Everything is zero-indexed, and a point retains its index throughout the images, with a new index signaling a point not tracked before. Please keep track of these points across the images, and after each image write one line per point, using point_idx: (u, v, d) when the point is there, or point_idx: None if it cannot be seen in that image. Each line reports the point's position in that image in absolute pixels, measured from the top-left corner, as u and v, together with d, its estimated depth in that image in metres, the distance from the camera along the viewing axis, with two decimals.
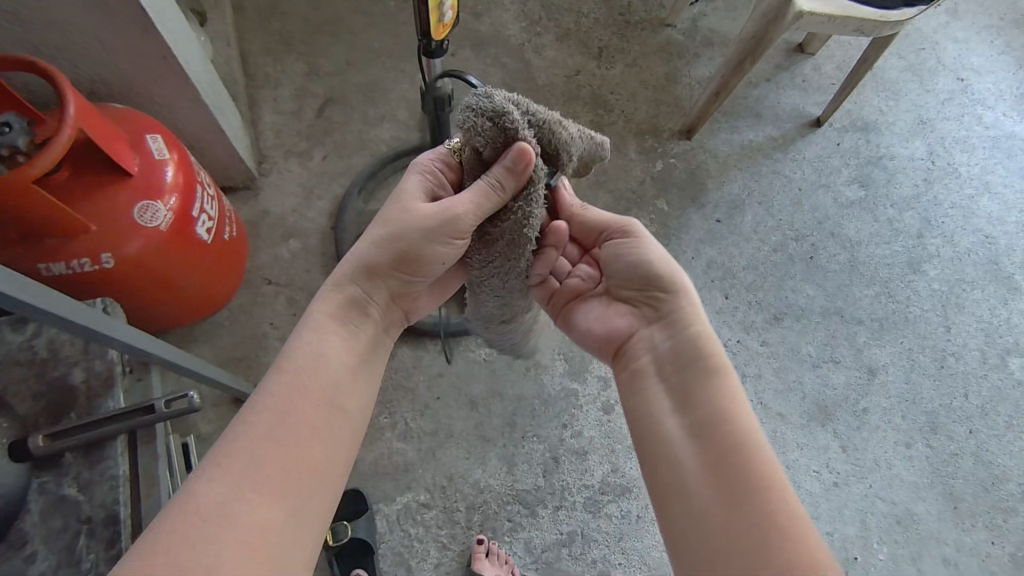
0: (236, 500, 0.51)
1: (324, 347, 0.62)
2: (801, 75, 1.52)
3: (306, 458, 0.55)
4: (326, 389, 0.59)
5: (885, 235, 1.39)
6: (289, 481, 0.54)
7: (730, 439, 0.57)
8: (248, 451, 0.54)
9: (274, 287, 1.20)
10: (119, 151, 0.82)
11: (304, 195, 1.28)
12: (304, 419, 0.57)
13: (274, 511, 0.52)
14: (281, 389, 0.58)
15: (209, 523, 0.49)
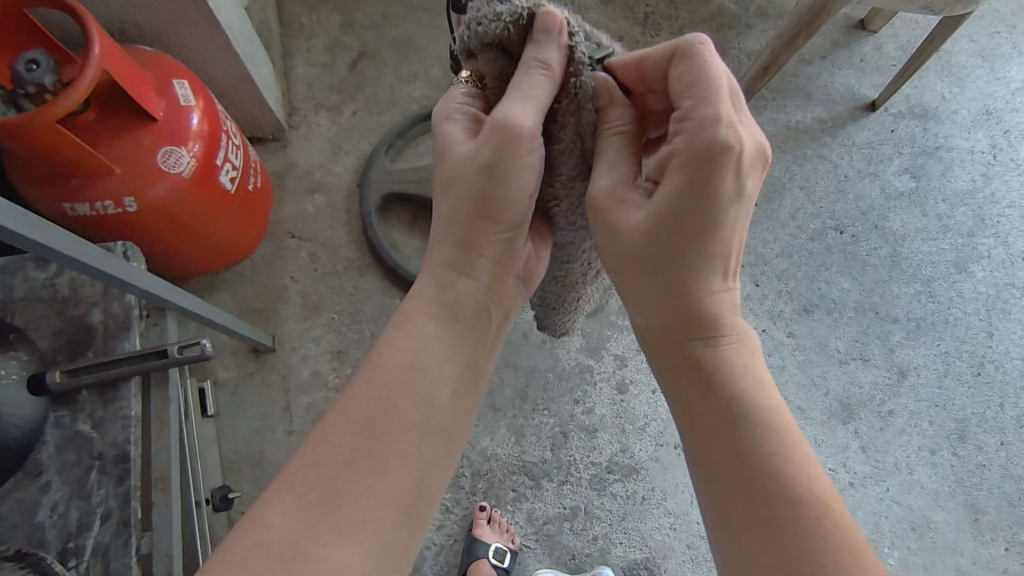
0: (312, 537, 0.48)
1: (426, 354, 0.57)
2: (860, 54, 1.42)
3: (387, 492, 0.51)
4: (414, 412, 0.54)
5: (932, 231, 1.32)
6: (367, 517, 0.50)
7: (749, 475, 0.49)
8: (326, 484, 0.50)
9: (297, 241, 1.20)
10: (144, 94, 0.82)
11: (332, 150, 1.26)
12: (389, 443, 0.52)
13: (353, 554, 0.48)
14: (366, 405, 0.53)
15: (275, 562, 0.47)
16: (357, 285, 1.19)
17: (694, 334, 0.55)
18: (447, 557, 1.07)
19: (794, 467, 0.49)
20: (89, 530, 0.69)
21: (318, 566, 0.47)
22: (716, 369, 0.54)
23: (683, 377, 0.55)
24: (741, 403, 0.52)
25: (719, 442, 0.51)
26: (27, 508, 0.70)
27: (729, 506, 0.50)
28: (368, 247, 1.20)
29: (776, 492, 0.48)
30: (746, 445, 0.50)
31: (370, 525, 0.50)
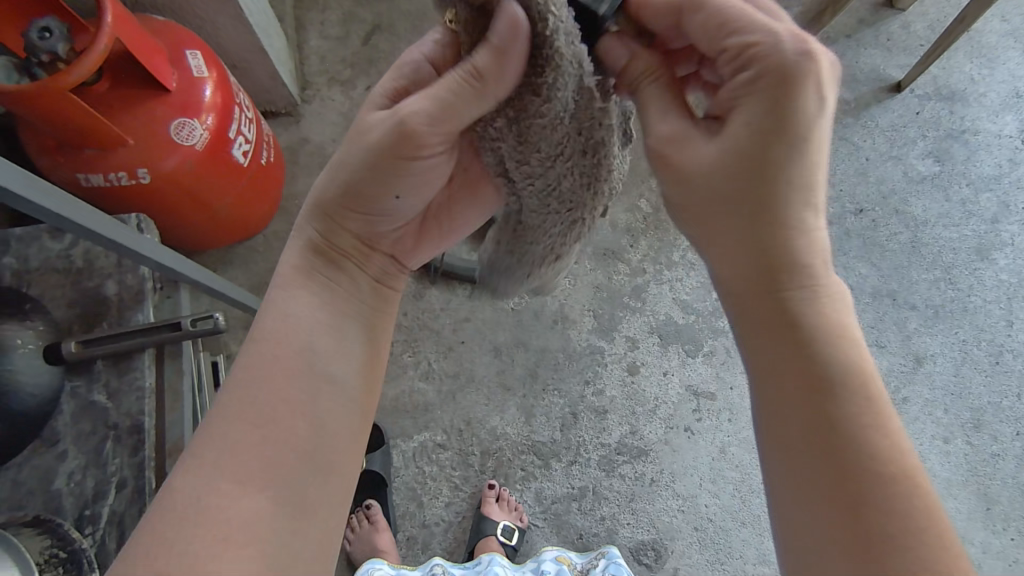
0: (212, 492, 0.49)
1: (308, 312, 0.57)
2: (886, 33, 1.38)
3: (288, 439, 0.52)
4: (297, 361, 0.55)
5: (955, 216, 1.29)
6: (267, 465, 0.51)
7: (843, 441, 0.47)
8: (220, 444, 0.51)
9: None
10: (156, 64, 0.81)
11: (345, 126, 1.25)
12: (275, 394, 0.53)
13: (259, 499, 0.50)
14: (246, 366, 0.54)
15: (182, 521, 0.48)
16: None
17: (778, 280, 0.51)
18: (455, 534, 1.08)
19: (884, 440, 0.47)
20: (105, 499, 0.70)
21: (228, 514, 0.49)
22: (812, 322, 0.50)
23: (774, 329, 0.51)
24: (832, 363, 0.49)
25: (812, 403, 0.48)
26: (43, 475, 0.71)
27: (806, 470, 0.48)
28: None
29: (858, 461, 0.46)
30: (839, 410, 0.47)
31: (276, 470, 0.51)
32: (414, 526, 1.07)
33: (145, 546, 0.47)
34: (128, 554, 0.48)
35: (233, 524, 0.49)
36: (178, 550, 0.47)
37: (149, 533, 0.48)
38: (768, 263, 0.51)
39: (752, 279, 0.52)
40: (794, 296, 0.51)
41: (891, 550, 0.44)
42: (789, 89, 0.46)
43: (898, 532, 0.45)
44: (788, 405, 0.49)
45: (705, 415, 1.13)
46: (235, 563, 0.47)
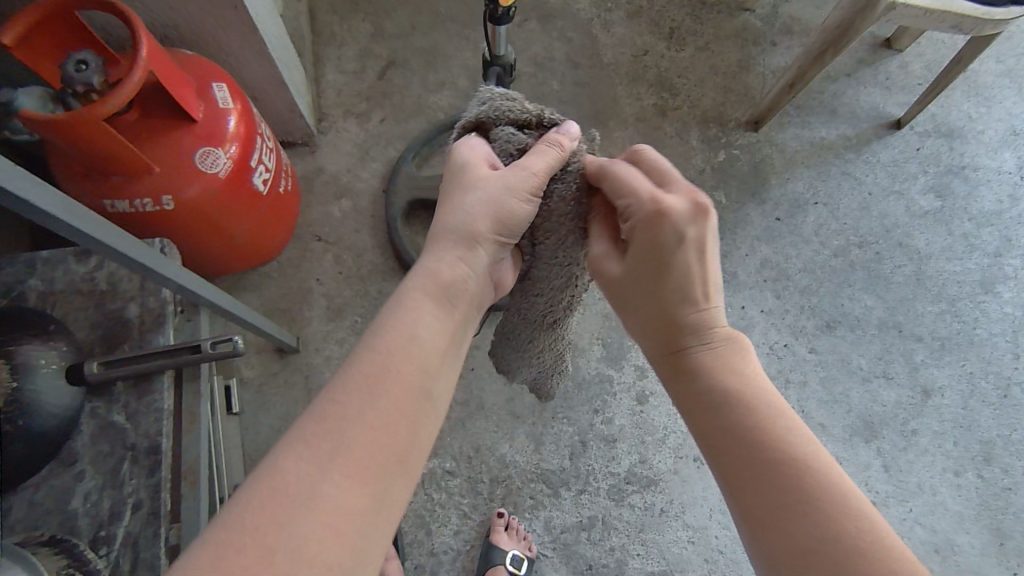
0: (322, 481, 0.47)
1: (422, 327, 0.57)
2: (885, 72, 1.43)
3: (390, 445, 0.50)
4: (414, 372, 0.54)
5: (958, 250, 1.31)
6: (372, 467, 0.49)
7: (756, 473, 0.51)
8: (334, 433, 0.49)
9: (323, 244, 1.22)
10: (185, 97, 0.84)
11: (360, 156, 1.29)
12: (393, 399, 0.52)
13: (358, 496, 0.47)
14: (367, 363, 0.53)
15: (291, 505, 0.45)
16: (381, 289, 1.20)
17: (681, 342, 0.59)
18: (463, 563, 1.07)
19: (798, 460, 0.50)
20: (120, 520, 0.71)
21: (330, 510, 0.46)
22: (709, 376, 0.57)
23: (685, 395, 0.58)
24: (731, 408, 0.55)
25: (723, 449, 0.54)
26: (60, 496, 0.71)
27: (745, 501, 0.51)
28: (393, 251, 1.22)
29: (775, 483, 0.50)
30: (743, 444, 0.52)
31: (376, 474, 0.49)
32: (422, 555, 1.06)
33: (248, 526, 0.44)
34: (224, 531, 0.44)
35: (333, 521, 0.45)
36: (277, 540, 0.44)
37: (251, 519, 0.44)
38: (673, 332, 0.59)
39: (665, 347, 0.60)
40: (697, 354, 0.58)
41: (826, 559, 0.46)
42: (644, 213, 0.57)
43: (823, 538, 0.46)
44: (712, 453, 0.55)
45: None
46: (333, 562, 0.44)
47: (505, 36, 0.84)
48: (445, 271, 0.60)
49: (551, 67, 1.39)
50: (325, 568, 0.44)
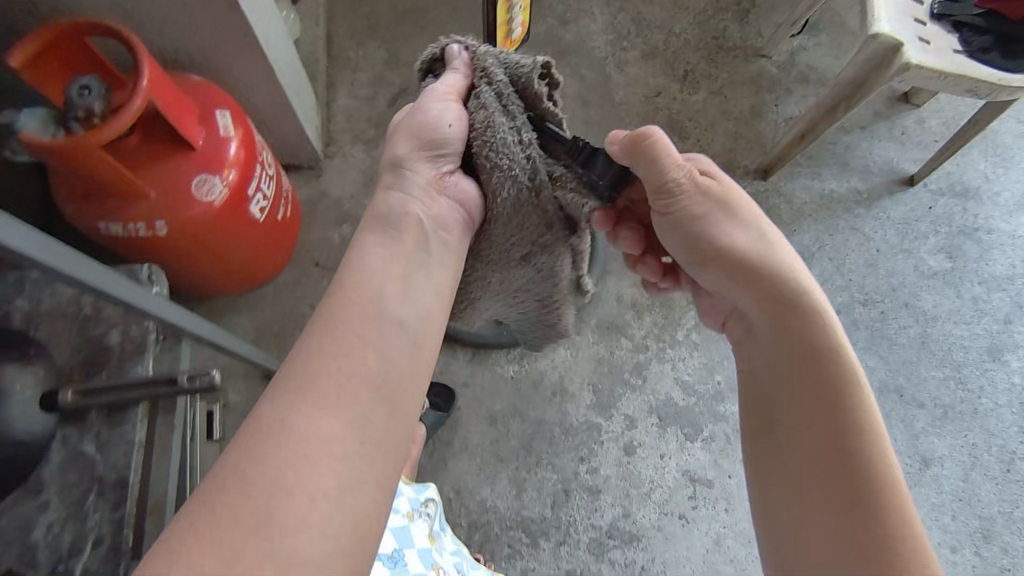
0: (294, 415, 0.52)
1: (384, 266, 0.62)
2: (901, 126, 1.41)
3: (357, 373, 0.55)
4: (373, 302, 0.59)
5: (966, 314, 1.27)
6: (343, 394, 0.53)
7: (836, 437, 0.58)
8: (299, 372, 0.54)
9: (320, 270, 1.22)
10: (186, 124, 0.84)
11: (364, 182, 1.29)
12: (349, 322, 0.58)
13: (333, 424, 0.52)
14: (339, 298, 0.59)
15: (271, 447, 0.50)
16: None
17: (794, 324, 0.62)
18: None
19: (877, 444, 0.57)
20: (81, 555, 0.70)
21: (308, 439, 0.51)
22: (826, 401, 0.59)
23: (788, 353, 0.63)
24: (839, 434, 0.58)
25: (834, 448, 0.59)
26: (23, 525, 0.71)
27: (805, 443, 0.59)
28: None
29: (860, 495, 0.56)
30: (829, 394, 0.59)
31: (346, 402, 0.53)
32: None
33: (238, 470, 0.49)
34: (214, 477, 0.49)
35: (311, 448, 0.50)
36: (266, 468, 0.49)
37: (234, 460, 0.50)
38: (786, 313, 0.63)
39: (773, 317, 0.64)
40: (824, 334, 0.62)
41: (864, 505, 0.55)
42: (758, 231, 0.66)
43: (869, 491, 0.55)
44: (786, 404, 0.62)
45: (702, 502, 1.11)
46: (318, 484, 0.49)
47: None
48: (395, 202, 0.67)
49: (562, 103, 1.39)
50: (308, 496, 0.49)
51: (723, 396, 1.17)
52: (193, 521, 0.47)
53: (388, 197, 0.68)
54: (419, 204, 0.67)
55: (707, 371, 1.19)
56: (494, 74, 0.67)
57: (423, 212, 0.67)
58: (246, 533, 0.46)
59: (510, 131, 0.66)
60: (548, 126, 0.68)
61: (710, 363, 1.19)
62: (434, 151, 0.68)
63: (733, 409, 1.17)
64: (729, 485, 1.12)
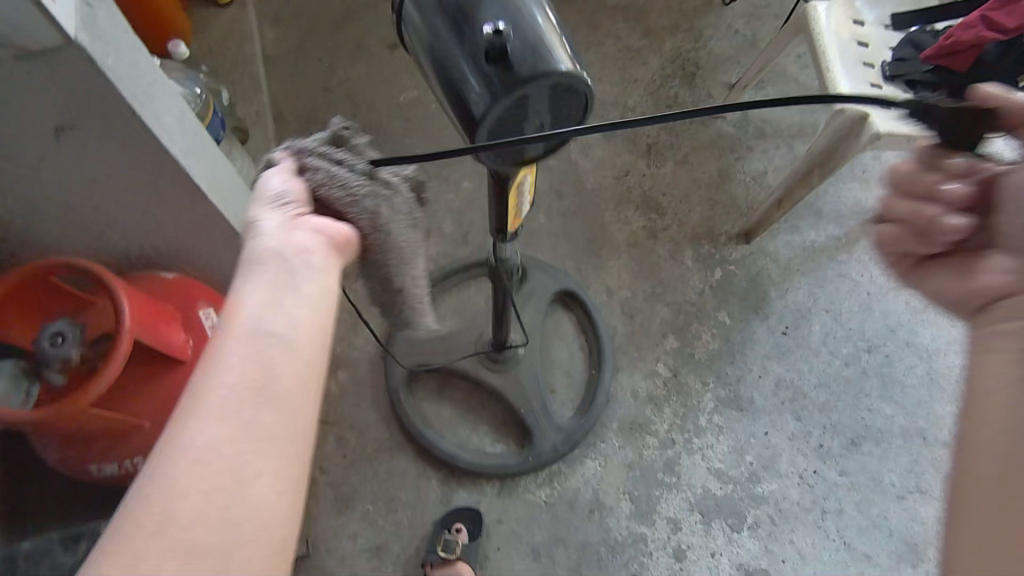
0: (173, 453, 0.46)
1: (246, 298, 0.52)
2: (862, 165, 1.44)
3: (232, 396, 0.48)
4: (244, 323, 0.51)
5: (964, 341, 1.30)
6: (220, 423, 0.47)
7: None
8: (180, 413, 0.48)
9: (324, 426, 1.16)
10: (174, 340, 0.78)
11: (351, 320, 1.23)
12: (221, 357, 0.49)
13: (208, 450, 0.46)
14: (216, 337, 0.51)
15: (155, 489, 0.45)
16: (390, 469, 1.13)
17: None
18: None
19: None
20: None
21: (193, 460, 0.46)
22: None
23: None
24: None
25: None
26: None
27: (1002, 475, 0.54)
28: (399, 425, 1.16)
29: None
30: None
31: (233, 414, 0.47)
32: None
33: (127, 521, 0.44)
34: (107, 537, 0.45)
35: (205, 466, 0.46)
36: (163, 493, 0.45)
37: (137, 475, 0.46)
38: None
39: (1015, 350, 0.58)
40: None
41: None
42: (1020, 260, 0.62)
43: None
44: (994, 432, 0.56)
45: None
46: (217, 489, 0.46)
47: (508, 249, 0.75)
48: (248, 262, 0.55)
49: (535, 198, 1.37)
50: (185, 526, 0.44)
51: (758, 477, 1.16)
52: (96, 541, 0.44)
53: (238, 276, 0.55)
54: (282, 244, 0.55)
55: (737, 454, 1.17)
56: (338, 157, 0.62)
57: (288, 250, 0.55)
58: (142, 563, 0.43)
59: (353, 176, 0.60)
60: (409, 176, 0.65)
61: (738, 444, 1.18)
62: (284, 206, 0.58)
63: (771, 488, 1.15)
64: (784, 570, 1.11)
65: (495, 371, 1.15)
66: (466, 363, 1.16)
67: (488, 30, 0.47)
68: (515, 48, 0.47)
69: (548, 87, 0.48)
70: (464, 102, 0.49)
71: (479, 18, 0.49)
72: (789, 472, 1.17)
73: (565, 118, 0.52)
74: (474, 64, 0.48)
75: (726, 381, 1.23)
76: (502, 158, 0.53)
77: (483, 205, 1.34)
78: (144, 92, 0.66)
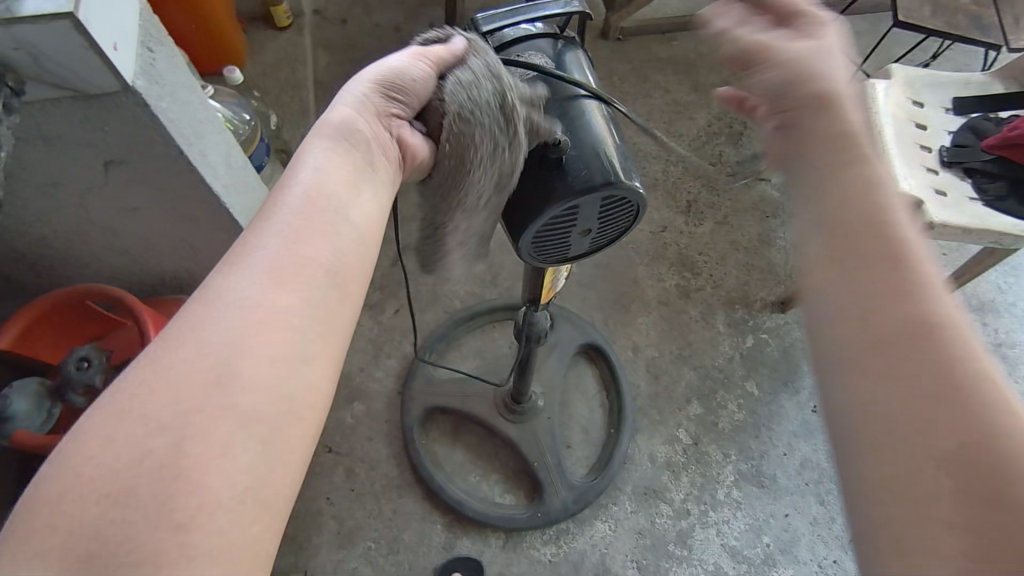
0: (211, 337, 0.41)
1: (316, 169, 0.50)
2: None
3: (289, 270, 0.44)
4: (312, 199, 0.48)
5: None
6: (272, 302, 0.43)
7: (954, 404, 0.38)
8: (223, 292, 0.43)
9: (335, 456, 1.15)
10: None
11: (373, 352, 1.23)
12: (276, 228, 0.46)
13: (258, 333, 0.41)
14: (273, 208, 0.47)
15: (179, 376, 0.39)
16: (396, 508, 1.12)
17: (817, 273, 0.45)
18: None
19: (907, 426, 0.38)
20: None
21: (239, 321, 0.41)
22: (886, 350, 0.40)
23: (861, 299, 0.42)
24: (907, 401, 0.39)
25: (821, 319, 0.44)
26: None
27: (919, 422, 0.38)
28: (410, 464, 1.14)
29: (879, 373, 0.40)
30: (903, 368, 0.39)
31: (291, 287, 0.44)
32: None
33: (137, 410, 0.38)
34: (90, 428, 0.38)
35: (257, 325, 0.42)
36: (193, 362, 0.40)
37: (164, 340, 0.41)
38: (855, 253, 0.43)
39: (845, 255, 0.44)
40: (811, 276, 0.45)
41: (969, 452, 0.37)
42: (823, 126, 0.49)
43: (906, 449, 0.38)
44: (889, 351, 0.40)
45: None
46: (271, 348, 0.41)
47: (529, 316, 0.79)
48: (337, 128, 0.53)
49: None
50: (219, 411, 0.39)
51: (773, 560, 1.11)
52: (104, 411, 0.38)
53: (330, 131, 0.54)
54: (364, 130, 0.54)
55: (754, 533, 1.13)
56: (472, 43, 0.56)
57: (371, 142, 0.54)
58: (180, 422, 0.38)
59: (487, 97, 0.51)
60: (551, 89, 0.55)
61: (755, 523, 1.14)
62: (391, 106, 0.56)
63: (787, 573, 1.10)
64: None
65: (511, 422, 1.13)
66: (484, 409, 1.14)
67: (547, 135, 0.52)
68: (572, 157, 0.52)
69: (599, 198, 0.52)
70: (519, 202, 0.54)
71: None
72: (807, 559, 1.12)
73: (614, 221, 0.56)
74: (531, 167, 0.53)
75: (749, 455, 1.19)
76: (549, 253, 0.58)
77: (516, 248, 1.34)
78: (196, 133, 0.68)
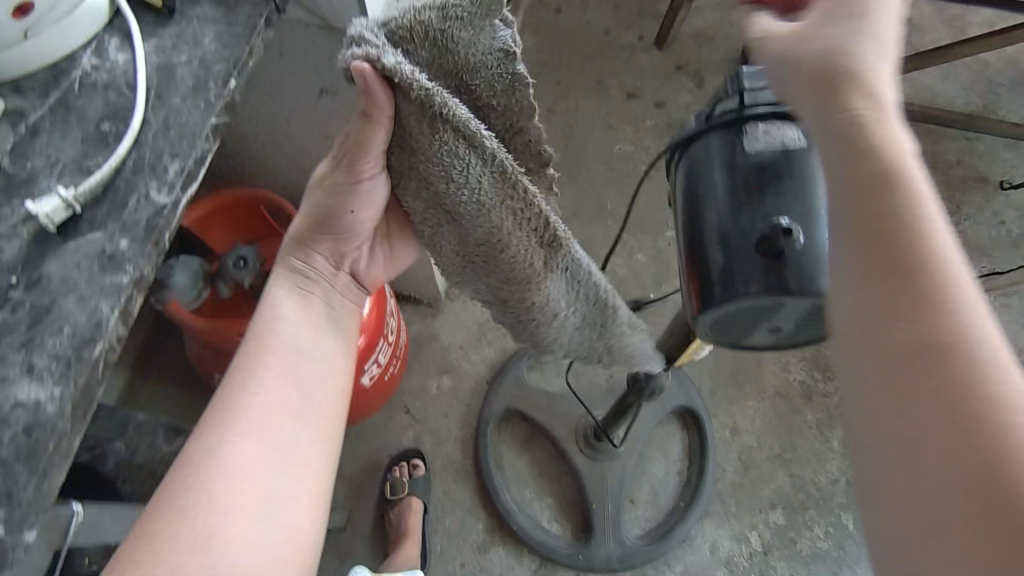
0: (191, 504, 0.47)
1: (296, 326, 0.56)
2: None
3: (270, 427, 0.51)
4: (291, 357, 0.54)
5: None
6: (255, 457, 0.50)
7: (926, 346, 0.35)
8: (195, 472, 0.48)
9: (409, 418, 1.17)
10: None
11: (476, 335, 1.24)
12: (249, 395, 0.52)
13: (240, 490, 0.48)
14: (239, 376, 0.53)
15: (156, 546, 0.46)
16: (447, 491, 1.12)
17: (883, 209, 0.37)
18: None
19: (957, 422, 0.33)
20: None
21: (233, 477, 0.49)
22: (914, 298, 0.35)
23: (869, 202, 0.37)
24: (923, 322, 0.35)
25: (894, 332, 0.35)
26: None
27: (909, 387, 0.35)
28: (474, 454, 1.14)
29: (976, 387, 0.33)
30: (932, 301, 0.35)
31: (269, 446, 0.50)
32: None
33: None
34: None
35: (239, 495, 0.48)
36: (185, 533, 0.46)
37: (160, 507, 0.47)
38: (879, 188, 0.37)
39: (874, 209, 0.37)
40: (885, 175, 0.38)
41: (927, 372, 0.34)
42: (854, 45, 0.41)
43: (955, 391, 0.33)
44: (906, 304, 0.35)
45: None
46: (247, 507, 0.48)
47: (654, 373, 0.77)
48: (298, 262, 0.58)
49: None
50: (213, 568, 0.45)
51: None
52: None
53: (296, 256, 0.58)
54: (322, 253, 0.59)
55: None
56: (390, 75, 0.45)
57: (324, 279, 0.58)
58: None
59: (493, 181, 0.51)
60: (479, 136, 0.48)
61: None
62: (339, 233, 0.58)
63: None
64: None
65: (585, 454, 1.10)
66: (562, 432, 1.12)
67: (781, 223, 0.48)
68: (795, 253, 0.48)
69: (808, 306, 0.48)
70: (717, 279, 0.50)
71: (767, 202, 0.50)
72: None
73: (807, 330, 0.52)
74: (741, 245, 0.49)
75: None
76: (721, 333, 0.55)
77: (648, 284, 1.29)
78: None
